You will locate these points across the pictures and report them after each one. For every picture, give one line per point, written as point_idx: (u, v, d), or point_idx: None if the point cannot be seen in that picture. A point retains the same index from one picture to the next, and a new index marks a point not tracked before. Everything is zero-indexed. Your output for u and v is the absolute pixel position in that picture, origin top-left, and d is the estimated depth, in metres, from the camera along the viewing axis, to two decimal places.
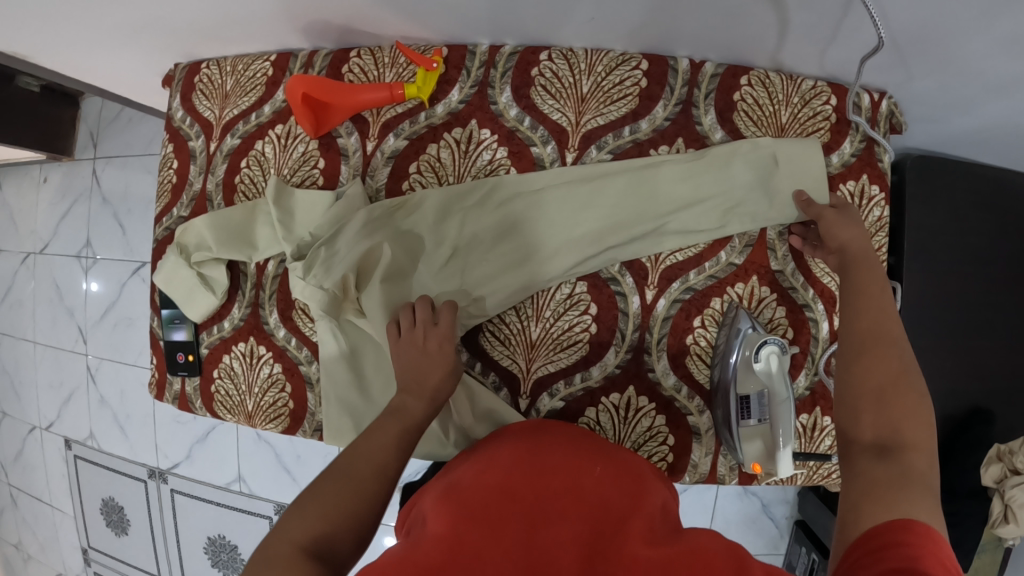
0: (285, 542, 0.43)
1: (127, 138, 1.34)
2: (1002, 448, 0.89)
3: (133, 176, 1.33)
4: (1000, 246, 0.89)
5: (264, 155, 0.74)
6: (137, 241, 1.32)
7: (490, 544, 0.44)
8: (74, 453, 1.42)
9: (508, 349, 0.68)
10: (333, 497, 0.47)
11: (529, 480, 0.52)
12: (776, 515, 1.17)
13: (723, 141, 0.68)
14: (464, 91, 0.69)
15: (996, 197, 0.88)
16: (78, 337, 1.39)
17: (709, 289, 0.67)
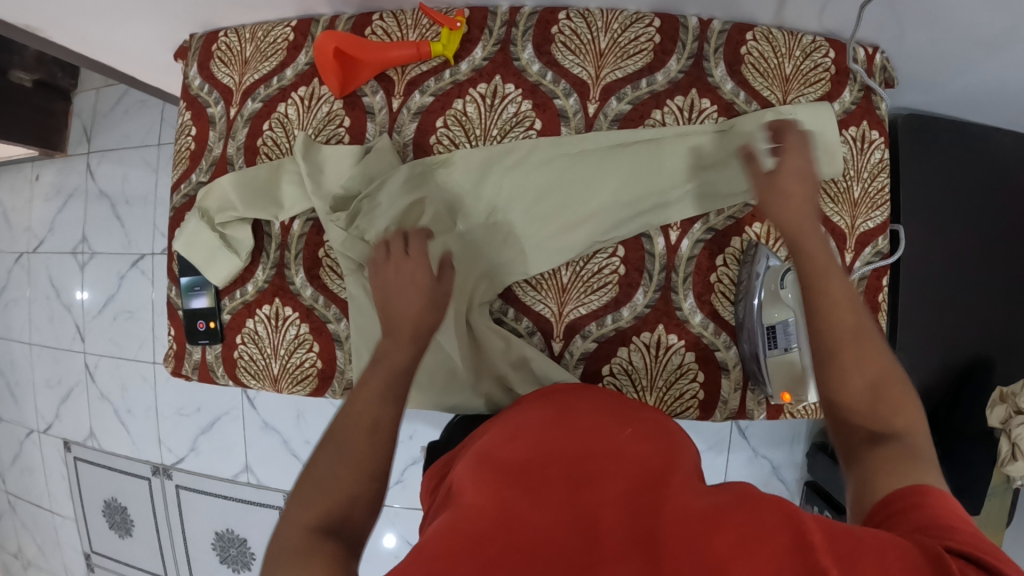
0: (295, 530, 0.41)
1: (124, 129, 1.31)
2: (1006, 390, 0.89)
3: (129, 169, 1.30)
4: (989, 199, 0.94)
5: (287, 117, 0.75)
6: (135, 232, 1.29)
7: (531, 510, 0.42)
8: (73, 456, 1.41)
9: (540, 294, 0.70)
10: (331, 472, 0.44)
11: (563, 445, 0.49)
12: (786, 478, 1.18)
13: (734, 92, 0.71)
14: (487, 48, 0.72)
15: (983, 152, 0.94)
16: (76, 335, 1.37)
17: (729, 229, 0.70)
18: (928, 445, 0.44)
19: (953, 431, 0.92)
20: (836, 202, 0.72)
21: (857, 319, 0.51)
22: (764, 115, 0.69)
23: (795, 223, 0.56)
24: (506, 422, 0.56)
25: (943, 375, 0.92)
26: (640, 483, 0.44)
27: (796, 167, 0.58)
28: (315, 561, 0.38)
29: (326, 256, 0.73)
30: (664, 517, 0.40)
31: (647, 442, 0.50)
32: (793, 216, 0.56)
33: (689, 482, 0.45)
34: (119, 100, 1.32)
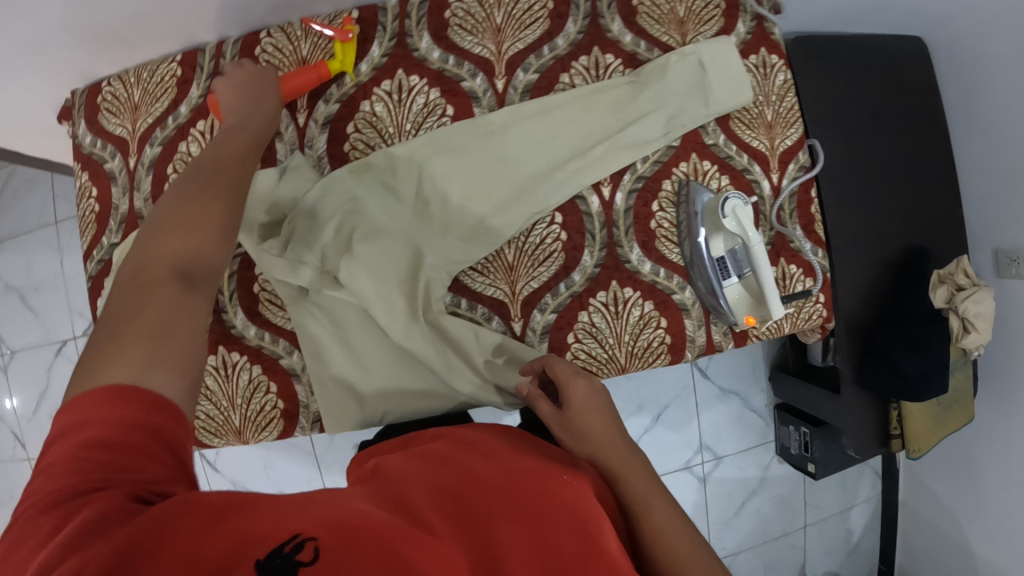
0: (154, 258, 0.45)
1: (17, 215, 1.21)
2: (942, 272, 0.99)
3: (33, 256, 1.20)
4: (887, 102, 1.00)
5: (192, 155, 0.70)
6: (53, 320, 1.21)
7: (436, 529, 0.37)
8: None
9: (489, 278, 0.69)
10: (192, 224, 0.48)
11: (499, 473, 0.43)
12: (756, 406, 1.25)
13: (634, 42, 0.72)
14: (383, 45, 0.70)
15: (876, 61, 1.00)
16: (17, 442, 1.26)
17: (657, 173, 0.71)
18: None
19: (904, 317, 0.95)
20: (754, 127, 0.74)
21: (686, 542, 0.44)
22: (667, 57, 0.70)
23: (611, 455, 0.49)
24: (446, 437, 0.50)
25: (883, 270, 0.98)
26: (569, 530, 0.38)
27: (581, 396, 0.54)
28: (170, 292, 0.44)
29: (262, 289, 0.70)
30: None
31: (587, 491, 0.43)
32: (610, 451, 0.49)
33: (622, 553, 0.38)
34: (6, 185, 1.22)
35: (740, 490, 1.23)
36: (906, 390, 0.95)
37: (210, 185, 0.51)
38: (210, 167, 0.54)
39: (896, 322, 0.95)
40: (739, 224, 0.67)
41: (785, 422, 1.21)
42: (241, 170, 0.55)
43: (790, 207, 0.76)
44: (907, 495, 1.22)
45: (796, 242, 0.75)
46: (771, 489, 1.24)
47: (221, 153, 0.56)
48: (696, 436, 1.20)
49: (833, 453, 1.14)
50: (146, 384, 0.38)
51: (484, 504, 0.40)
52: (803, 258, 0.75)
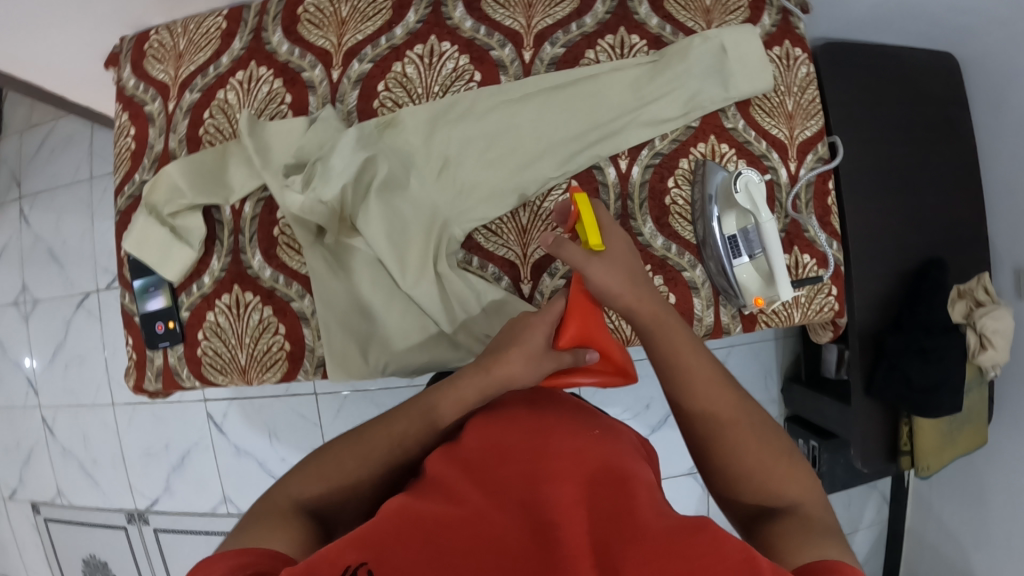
0: (286, 496, 0.51)
1: (54, 168, 1.26)
2: (961, 287, 0.97)
3: (64, 209, 1.25)
4: (908, 114, 1.01)
5: (227, 103, 0.74)
6: (77, 272, 1.25)
7: (482, 510, 0.44)
8: (44, 517, 1.32)
9: (502, 239, 0.70)
10: (334, 461, 0.54)
11: (526, 443, 0.50)
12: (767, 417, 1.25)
13: (661, 25, 0.74)
14: (419, 12, 0.73)
15: (900, 73, 1.01)
16: (28, 390, 1.29)
17: (675, 152, 0.73)
18: (820, 514, 0.50)
19: (917, 327, 0.94)
20: (774, 115, 0.75)
21: (733, 396, 0.56)
22: (690, 39, 0.72)
23: (649, 315, 0.56)
24: (477, 413, 0.57)
25: (898, 279, 0.98)
26: (600, 484, 0.45)
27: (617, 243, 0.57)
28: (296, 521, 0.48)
29: (281, 233, 0.72)
30: (619, 531, 0.40)
31: (611, 446, 0.50)
32: (629, 298, 0.56)
33: (650, 497, 0.45)
34: (46, 139, 1.27)
35: None
36: (918, 403, 0.93)
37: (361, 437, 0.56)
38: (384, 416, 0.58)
39: (911, 331, 0.94)
40: (750, 203, 0.67)
41: (793, 435, 1.19)
42: (406, 428, 0.56)
43: (806, 197, 0.76)
44: (911, 524, 1.17)
45: (811, 232, 0.75)
46: None
47: (374, 445, 0.55)
48: None
49: (840, 467, 1.11)
50: (265, 547, 0.43)
51: (516, 475, 0.47)
52: (816, 248, 0.75)
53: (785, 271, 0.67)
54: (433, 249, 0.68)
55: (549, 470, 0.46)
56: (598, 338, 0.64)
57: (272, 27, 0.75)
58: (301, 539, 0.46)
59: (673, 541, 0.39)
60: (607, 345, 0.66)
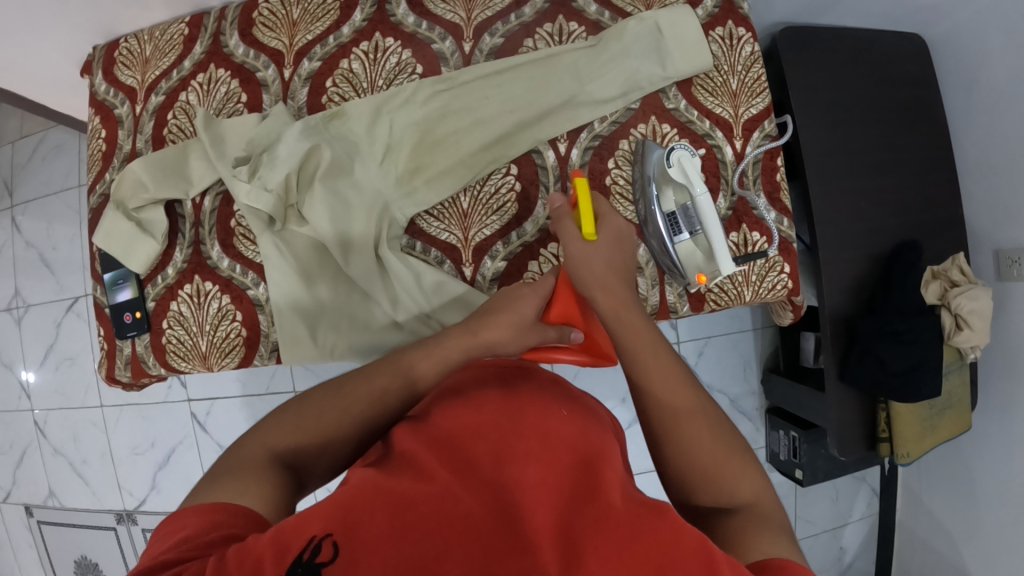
0: (262, 445, 0.52)
1: (44, 178, 1.33)
2: (936, 268, 0.94)
3: (54, 216, 1.32)
4: (873, 92, 1.00)
5: (189, 104, 0.79)
6: (68, 277, 1.31)
7: (452, 488, 0.42)
8: (37, 519, 1.38)
9: (444, 223, 0.72)
10: (315, 413, 0.55)
11: (499, 421, 0.48)
12: (747, 408, 1.21)
13: (599, 12, 0.75)
14: (365, 11, 0.77)
15: (863, 52, 1.00)
16: (21, 393, 1.36)
17: (615, 134, 0.73)
18: (774, 510, 0.50)
19: (891, 310, 0.91)
20: (717, 94, 0.75)
21: (691, 397, 0.56)
22: (625, 23, 0.73)
23: (609, 307, 0.58)
24: (449, 385, 0.56)
25: (870, 261, 0.96)
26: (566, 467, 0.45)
27: (613, 229, 0.61)
28: (267, 471, 0.48)
29: (237, 225, 0.75)
30: (594, 511, 0.40)
31: (580, 429, 0.49)
32: (596, 282, 0.59)
33: (620, 479, 0.45)
34: (36, 150, 1.35)
35: None
36: (895, 387, 0.90)
37: (343, 390, 0.57)
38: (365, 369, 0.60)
39: (883, 314, 0.91)
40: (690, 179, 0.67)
41: (775, 427, 1.15)
42: (386, 383, 0.57)
43: (753, 173, 0.75)
44: (900, 520, 1.13)
45: (759, 210, 0.75)
46: None
47: (353, 400, 0.56)
48: None
49: (820, 459, 1.07)
50: (236, 504, 0.43)
51: (488, 454, 0.45)
52: (765, 225, 0.74)
53: (726, 246, 0.66)
54: (372, 233, 0.70)
55: (523, 449, 0.45)
56: (588, 322, 0.66)
57: (229, 31, 0.79)
58: (275, 490, 0.47)
59: (642, 524, 0.39)
60: (595, 332, 0.67)
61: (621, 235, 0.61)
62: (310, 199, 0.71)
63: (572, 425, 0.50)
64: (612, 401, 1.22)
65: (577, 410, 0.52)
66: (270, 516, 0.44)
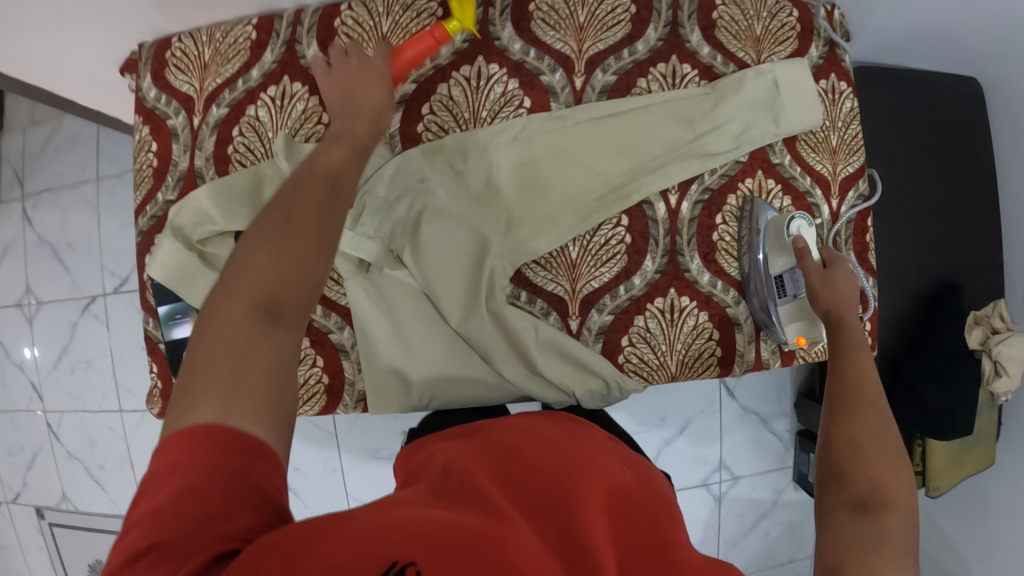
0: (229, 308, 0.43)
1: (59, 169, 1.23)
2: (979, 314, 0.99)
3: (69, 210, 1.21)
4: (932, 138, 1.00)
5: (259, 120, 0.70)
6: (84, 275, 1.20)
7: (521, 528, 0.41)
8: (49, 522, 1.28)
9: (551, 273, 0.69)
10: (262, 256, 0.46)
11: (563, 467, 0.49)
12: (777, 430, 1.27)
13: (711, 55, 0.72)
14: (465, 30, 0.70)
15: (921, 97, 0.99)
16: (33, 394, 1.25)
17: (723, 187, 0.72)
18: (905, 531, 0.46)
19: (935, 353, 0.96)
20: (818, 150, 0.74)
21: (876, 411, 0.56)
22: (743, 73, 0.71)
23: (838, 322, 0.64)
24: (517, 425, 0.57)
25: (915, 301, 1.00)
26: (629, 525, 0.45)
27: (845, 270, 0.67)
28: (250, 336, 0.42)
29: None
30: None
31: (636, 488, 0.51)
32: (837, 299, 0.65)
33: (678, 540, 0.46)
34: (50, 139, 1.24)
35: (752, 512, 1.28)
36: (932, 426, 0.97)
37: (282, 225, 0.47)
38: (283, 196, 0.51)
39: (928, 355, 0.97)
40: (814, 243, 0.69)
41: (804, 449, 1.22)
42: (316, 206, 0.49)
43: (845, 234, 0.76)
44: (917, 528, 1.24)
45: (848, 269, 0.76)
46: (782, 514, 1.29)
47: (292, 230, 0.47)
48: (714, 454, 1.25)
49: None
50: (229, 431, 0.39)
51: (556, 500, 0.45)
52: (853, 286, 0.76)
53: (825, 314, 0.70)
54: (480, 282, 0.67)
55: (591, 502, 0.45)
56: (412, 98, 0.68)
57: (307, 40, 0.70)
58: (263, 353, 0.42)
59: None
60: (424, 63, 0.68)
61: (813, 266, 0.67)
62: (416, 243, 0.67)
63: (631, 486, 0.50)
64: (655, 419, 1.24)
65: (635, 469, 0.54)
66: (268, 403, 0.41)
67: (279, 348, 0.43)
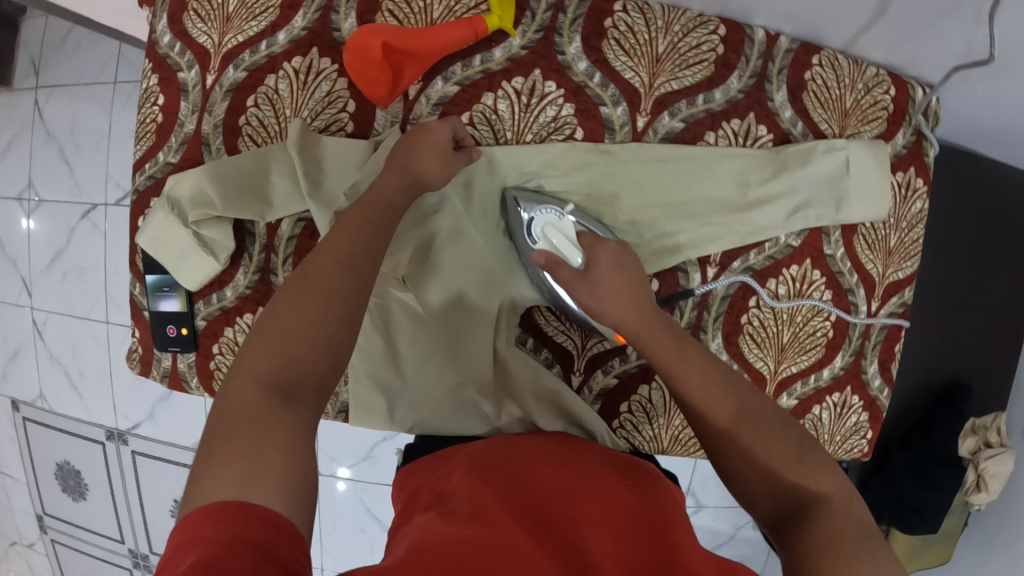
0: (250, 379, 0.42)
1: (75, 64, 1.12)
2: (977, 422, 0.96)
3: (80, 109, 1.12)
4: (1002, 238, 0.91)
5: (277, 93, 0.63)
6: (86, 180, 1.12)
7: (521, 542, 0.41)
8: (23, 416, 1.28)
9: (564, 325, 0.67)
10: (293, 321, 0.44)
11: (563, 484, 0.48)
12: None
13: (793, 121, 0.65)
14: (527, 35, 0.61)
15: (999, 194, 0.90)
16: (23, 289, 1.22)
17: (766, 270, 0.67)
18: (846, 508, 0.42)
19: (927, 454, 0.95)
20: (873, 248, 0.68)
21: (728, 392, 0.50)
22: (814, 145, 0.64)
23: (634, 324, 0.55)
24: (508, 441, 0.57)
25: (921, 394, 0.96)
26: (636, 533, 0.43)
27: (608, 257, 0.60)
28: (265, 415, 0.40)
29: None
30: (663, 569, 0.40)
31: (649, 499, 0.49)
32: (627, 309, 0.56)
33: (695, 544, 0.44)
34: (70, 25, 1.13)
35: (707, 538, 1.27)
36: (903, 520, 0.97)
37: (310, 258, 0.48)
38: (321, 248, 0.49)
39: (919, 455, 0.95)
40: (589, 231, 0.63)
41: None
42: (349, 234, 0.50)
43: (875, 339, 0.72)
44: None
45: (868, 374, 0.73)
46: (734, 548, 1.33)
47: (318, 262, 0.48)
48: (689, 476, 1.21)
49: None
50: (253, 505, 0.35)
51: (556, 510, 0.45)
52: (867, 390, 0.73)
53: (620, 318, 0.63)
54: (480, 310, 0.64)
55: (588, 519, 0.44)
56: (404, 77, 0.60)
57: (344, 11, 0.62)
58: (293, 435, 0.40)
59: None
60: (435, 39, 0.58)
61: (619, 257, 0.60)
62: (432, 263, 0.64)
63: (635, 497, 0.49)
64: None
65: (641, 478, 0.53)
66: (293, 493, 0.38)
67: (300, 425, 0.41)
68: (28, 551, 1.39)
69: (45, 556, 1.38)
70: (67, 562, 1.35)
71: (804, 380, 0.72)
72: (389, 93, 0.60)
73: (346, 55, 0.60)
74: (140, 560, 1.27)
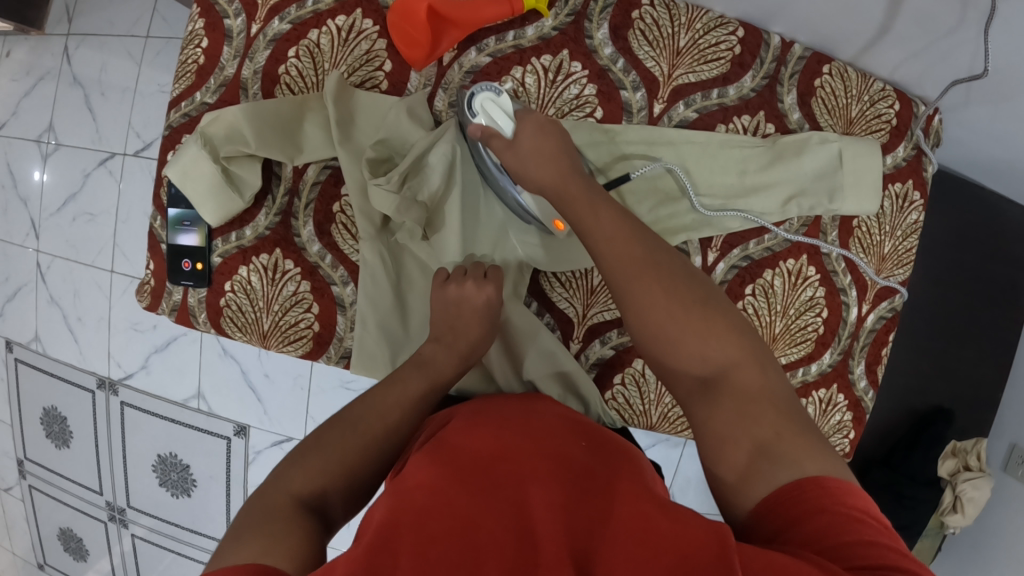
0: (285, 493, 0.44)
1: (109, 16, 1.16)
2: (957, 444, 0.97)
3: (110, 59, 1.16)
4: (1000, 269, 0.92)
5: (318, 47, 0.67)
6: (108, 126, 1.15)
7: (473, 508, 0.38)
8: (16, 357, 1.28)
9: (567, 292, 0.69)
10: (336, 454, 0.49)
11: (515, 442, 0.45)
12: None
13: (799, 123, 0.69)
14: (559, 18, 0.66)
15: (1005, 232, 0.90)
16: (30, 231, 1.24)
17: (763, 260, 0.70)
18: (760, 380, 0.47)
19: (906, 473, 0.97)
20: (868, 251, 0.72)
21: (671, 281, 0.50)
22: (812, 141, 0.67)
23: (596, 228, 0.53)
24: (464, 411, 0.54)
25: (906, 415, 0.97)
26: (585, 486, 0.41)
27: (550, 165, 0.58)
28: (290, 520, 0.41)
29: (341, 212, 0.68)
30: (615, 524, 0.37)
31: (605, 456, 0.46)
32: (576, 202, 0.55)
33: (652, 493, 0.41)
34: None
35: None
36: None
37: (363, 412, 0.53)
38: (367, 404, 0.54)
39: (898, 474, 0.98)
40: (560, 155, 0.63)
41: None
42: (398, 396, 0.55)
43: (863, 341, 0.74)
44: None
45: (854, 374, 0.74)
46: None
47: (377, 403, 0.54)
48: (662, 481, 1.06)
49: None
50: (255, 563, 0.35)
51: (506, 473, 0.42)
52: (852, 390, 0.75)
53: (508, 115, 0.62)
54: (486, 266, 0.66)
55: (537, 474, 0.42)
56: (440, 41, 0.64)
57: None
58: (310, 537, 0.40)
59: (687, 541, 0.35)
60: (476, 8, 0.63)
61: (544, 125, 0.61)
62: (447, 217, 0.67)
63: (589, 453, 0.46)
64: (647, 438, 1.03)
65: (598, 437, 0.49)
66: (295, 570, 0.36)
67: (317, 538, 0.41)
68: (4, 495, 1.36)
69: (20, 502, 1.35)
70: (42, 511, 1.33)
71: (792, 372, 0.74)
72: (426, 57, 0.65)
73: (392, 16, 0.64)
74: (116, 513, 1.25)
